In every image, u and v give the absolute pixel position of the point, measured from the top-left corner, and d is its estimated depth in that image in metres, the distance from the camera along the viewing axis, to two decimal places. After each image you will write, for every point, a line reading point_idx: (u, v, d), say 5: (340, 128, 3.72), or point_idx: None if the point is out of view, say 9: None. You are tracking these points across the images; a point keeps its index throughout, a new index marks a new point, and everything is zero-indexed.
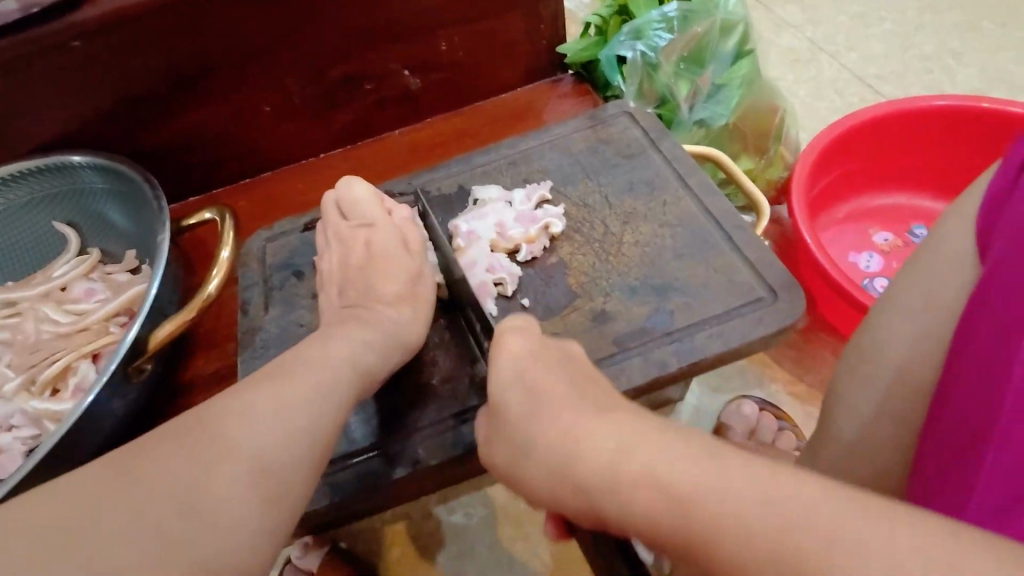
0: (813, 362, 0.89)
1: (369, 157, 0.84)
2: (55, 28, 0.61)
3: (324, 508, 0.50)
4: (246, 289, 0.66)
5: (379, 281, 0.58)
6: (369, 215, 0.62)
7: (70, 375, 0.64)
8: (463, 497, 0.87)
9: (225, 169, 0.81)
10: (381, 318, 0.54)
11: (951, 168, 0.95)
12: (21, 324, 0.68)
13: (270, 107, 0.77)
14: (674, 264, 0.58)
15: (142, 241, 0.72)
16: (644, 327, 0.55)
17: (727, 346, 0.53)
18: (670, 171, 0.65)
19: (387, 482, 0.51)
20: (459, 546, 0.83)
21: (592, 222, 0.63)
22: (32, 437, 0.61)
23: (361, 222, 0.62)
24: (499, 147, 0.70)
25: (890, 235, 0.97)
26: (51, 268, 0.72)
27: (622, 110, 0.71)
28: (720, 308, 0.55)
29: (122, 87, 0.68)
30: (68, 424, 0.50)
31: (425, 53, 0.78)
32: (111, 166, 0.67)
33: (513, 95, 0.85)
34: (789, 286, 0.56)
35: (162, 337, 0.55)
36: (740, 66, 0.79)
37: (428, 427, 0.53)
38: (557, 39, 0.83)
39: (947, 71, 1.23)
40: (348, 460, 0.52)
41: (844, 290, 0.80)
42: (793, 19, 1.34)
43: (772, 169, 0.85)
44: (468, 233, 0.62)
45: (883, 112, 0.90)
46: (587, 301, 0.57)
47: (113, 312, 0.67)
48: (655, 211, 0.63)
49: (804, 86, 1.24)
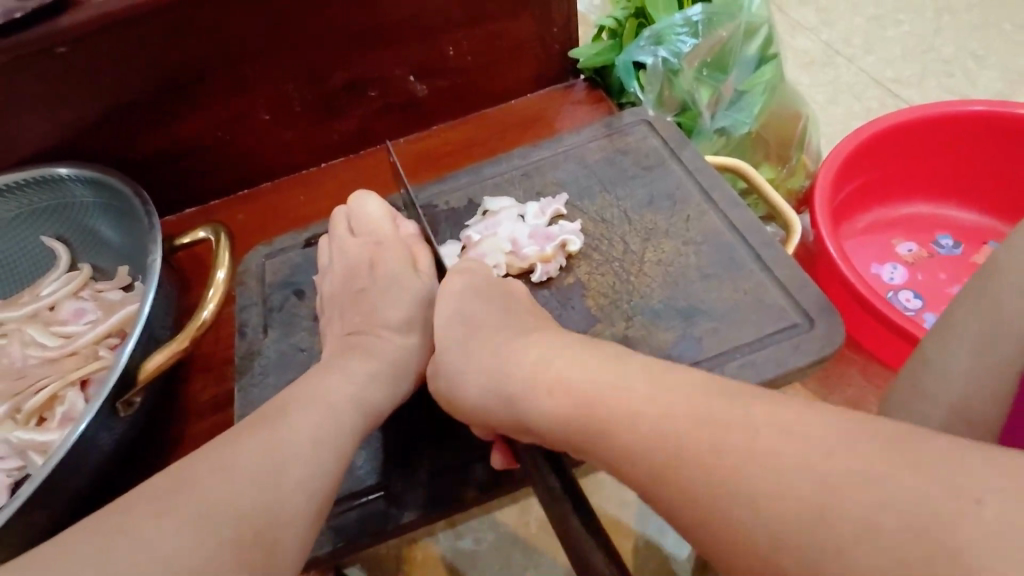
0: (838, 379, 0.85)
1: (372, 167, 0.80)
2: (38, 33, 0.57)
3: (327, 554, 0.47)
4: (244, 310, 0.62)
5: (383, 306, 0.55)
6: (375, 236, 0.60)
7: (58, 403, 0.60)
8: (472, 522, 0.83)
9: (222, 180, 0.77)
10: (387, 346, 0.51)
11: (978, 175, 0.91)
12: (7, 347, 0.65)
13: (269, 116, 0.73)
14: (700, 285, 0.55)
15: (135, 257, 0.68)
16: (669, 354, 0.51)
17: (760, 375, 0.49)
18: (692, 183, 0.62)
19: (396, 525, 0.47)
20: (468, 573, 0.80)
21: (612, 239, 0.59)
22: (17, 470, 0.58)
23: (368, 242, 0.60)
24: (511, 157, 0.67)
25: (915, 246, 0.94)
26: (39, 286, 0.68)
27: (639, 118, 0.67)
28: (751, 334, 0.51)
29: (112, 97, 0.65)
30: (52, 463, 0.47)
31: (431, 59, 0.75)
32: (101, 179, 0.64)
33: (522, 101, 0.82)
34: (825, 310, 0.52)
35: (153, 366, 0.51)
36: (763, 70, 0.75)
37: (438, 464, 0.49)
38: (569, 43, 0.79)
39: (968, 72, 1.19)
40: (354, 501, 0.48)
41: (873, 305, 0.76)
42: (807, 20, 1.30)
43: (795, 178, 0.82)
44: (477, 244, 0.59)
45: (910, 118, 0.86)
46: (608, 325, 0.54)
47: (104, 334, 0.63)
48: (678, 227, 0.59)
49: (820, 88, 1.20)
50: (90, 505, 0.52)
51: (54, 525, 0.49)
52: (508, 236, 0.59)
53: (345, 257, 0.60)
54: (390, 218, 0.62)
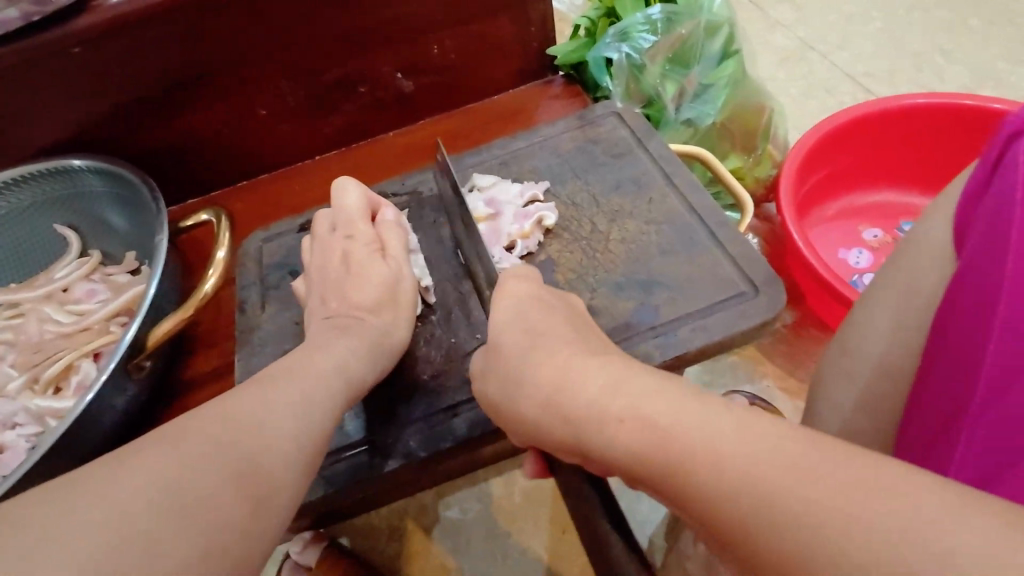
0: (805, 356, 0.91)
1: (363, 158, 0.85)
2: (55, 35, 0.62)
3: (318, 499, 0.52)
4: (244, 289, 0.67)
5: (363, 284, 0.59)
6: (348, 226, 0.62)
7: (73, 374, 0.66)
8: (460, 493, 0.88)
9: (223, 172, 0.83)
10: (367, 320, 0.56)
11: (938, 163, 0.96)
12: (24, 325, 0.70)
13: (265, 111, 0.78)
14: (659, 260, 0.60)
15: (142, 242, 0.74)
16: (629, 321, 0.56)
17: (710, 339, 0.54)
18: (656, 169, 0.67)
19: (380, 474, 0.52)
20: (456, 540, 0.85)
21: (581, 220, 0.64)
22: (36, 434, 0.63)
23: (341, 231, 0.62)
24: (490, 147, 0.72)
25: (879, 231, 0.99)
26: (53, 270, 0.74)
27: (610, 110, 0.73)
28: (703, 302, 0.56)
29: (121, 93, 0.70)
30: (71, 419, 0.52)
31: (417, 57, 0.80)
32: (112, 169, 0.69)
33: (503, 96, 0.87)
34: (770, 280, 0.57)
35: (161, 334, 0.56)
36: (726, 65, 0.80)
37: (419, 420, 0.54)
38: (547, 42, 0.84)
39: (937, 68, 1.24)
40: (343, 453, 0.53)
41: (832, 284, 0.81)
42: (784, 19, 1.35)
43: (760, 167, 0.87)
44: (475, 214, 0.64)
45: (871, 110, 0.91)
46: (575, 297, 0.59)
47: (115, 312, 0.69)
48: (641, 209, 0.64)
49: (795, 84, 1.25)
50: None
51: None
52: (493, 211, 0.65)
53: (322, 244, 0.62)
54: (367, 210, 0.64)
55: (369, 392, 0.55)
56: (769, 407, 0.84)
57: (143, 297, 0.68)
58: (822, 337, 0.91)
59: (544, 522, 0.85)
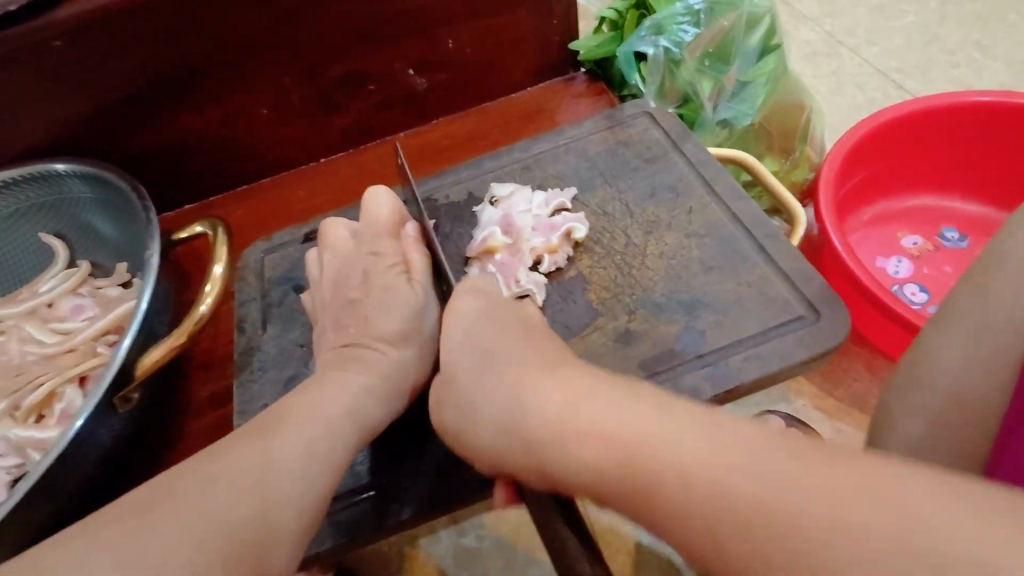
0: (843, 373, 0.85)
1: (372, 161, 0.79)
2: (33, 28, 0.57)
3: (327, 551, 0.46)
4: (243, 306, 0.62)
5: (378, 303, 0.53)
6: (373, 243, 0.56)
7: (57, 399, 0.60)
8: (474, 519, 0.82)
9: (220, 176, 0.77)
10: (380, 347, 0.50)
11: (984, 166, 0.90)
12: (5, 344, 0.64)
13: (266, 110, 0.72)
14: (702, 277, 0.54)
15: (133, 253, 0.68)
16: (672, 347, 0.50)
17: (765, 369, 0.48)
18: (695, 175, 0.61)
19: (395, 522, 0.47)
20: (471, 571, 0.79)
21: (613, 232, 0.58)
22: (16, 467, 0.57)
23: (364, 248, 0.56)
24: (511, 150, 0.66)
25: (920, 238, 0.93)
26: (38, 283, 0.68)
27: (640, 109, 0.67)
28: (755, 326, 0.51)
29: (109, 91, 0.64)
30: (49, 460, 0.46)
31: (430, 52, 0.74)
32: (99, 175, 0.63)
33: (522, 94, 0.81)
34: (829, 301, 0.51)
35: (151, 361, 0.51)
36: (766, 61, 0.74)
37: (438, 460, 0.49)
38: (570, 36, 0.78)
39: (975, 64, 1.17)
40: (352, 498, 0.48)
41: (879, 298, 0.75)
42: (811, 12, 1.29)
43: (799, 170, 0.81)
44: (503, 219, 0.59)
45: (915, 109, 0.85)
46: (610, 319, 0.53)
47: (103, 330, 0.63)
48: (680, 220, 0.58)
49: (824, 81, 1.19)
50: (89, 503, 0.52)
51: (53, 524, 0.49)
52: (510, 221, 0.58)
53: (338, 261, 0.57)
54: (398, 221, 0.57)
55: (383, 429, 0.49)
56: (807, 429, 0.79)
57: (133, 314, 0.63)
58: (862, 354, 0.85)
59: None
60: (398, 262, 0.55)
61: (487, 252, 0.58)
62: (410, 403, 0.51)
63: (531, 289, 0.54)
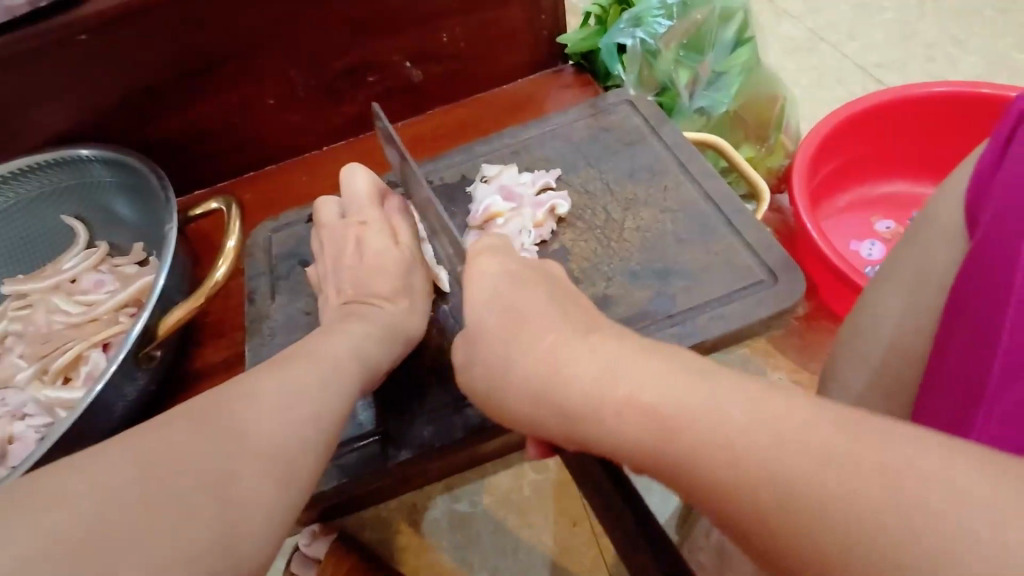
0: (818, 348, 0.89)
1: (371, 148, 0.84)
2: (61, 21, 0.62)
3: (331, 489, 0.51)
4: (253, 278, 0.67)
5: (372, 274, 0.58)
6: (360, 213, 0.61)
7: (82, 364, 0.65)
8: (469, 485, 0.87)
9: (230, 162, 0.82)
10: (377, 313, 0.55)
11: (952, 154, 0.95)
12: (32, 316, 0.70)
13: (274, 100, 0.77)
14: (674, 248, 0.59)
15: (150, 233, 0.73)
16: (645, 310, 0.55)
17: (729, 327, 0.53)
18: (670, 156, 0.66)
19: (393, 464, 0.52)
20: (466, 533, 0.84)
21: (594, 209, 0.63)
22: (45, 425, 0.63)
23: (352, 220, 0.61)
24: (501, 136, 0.71)
25: (892, 223, 0.98)
26: (61, 260, 0.73)
27: (622, 98, 0.72)
28: (721, 290, 0.56)
29: (128, 81, 0.69)
30: (81, 409, 0.51)
31: (426, 45, 0.79)
32: (121, 159, 0.68)
33: (514, 85, 0.86)
34: (789, 268, 0.56)
35: (171, 323, 0.56)
36: (741, 52, 0.79)
37: (433, 411, 0.54)
38: (558, 29, 0.83)
39: (950, 58, 1.22)
40: (354, 443, 0.53)
41: (848, 275, 0.80)
42: (794, 9, 1.34)
43: (774, 156, 0.86)
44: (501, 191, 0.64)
45: (885, 99, 0.90)
46: (589, 285, 0.58)
47: (124, 302, 0.68)
48: (656, 197, 0.63)
49: (806, 75, 1.24)
50: None
51: None
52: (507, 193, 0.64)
53: (332, 232, 0.61)
54: (378, 193, 0.63)
55: (380, 384, 0.54)
56: None
57: (152, 287, 0.68)
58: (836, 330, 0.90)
59: (554, 515, 0.84)
60: (387, 229, 0.60)
61: (489, 220, 0.63)
62: (406, 361, 0.56)
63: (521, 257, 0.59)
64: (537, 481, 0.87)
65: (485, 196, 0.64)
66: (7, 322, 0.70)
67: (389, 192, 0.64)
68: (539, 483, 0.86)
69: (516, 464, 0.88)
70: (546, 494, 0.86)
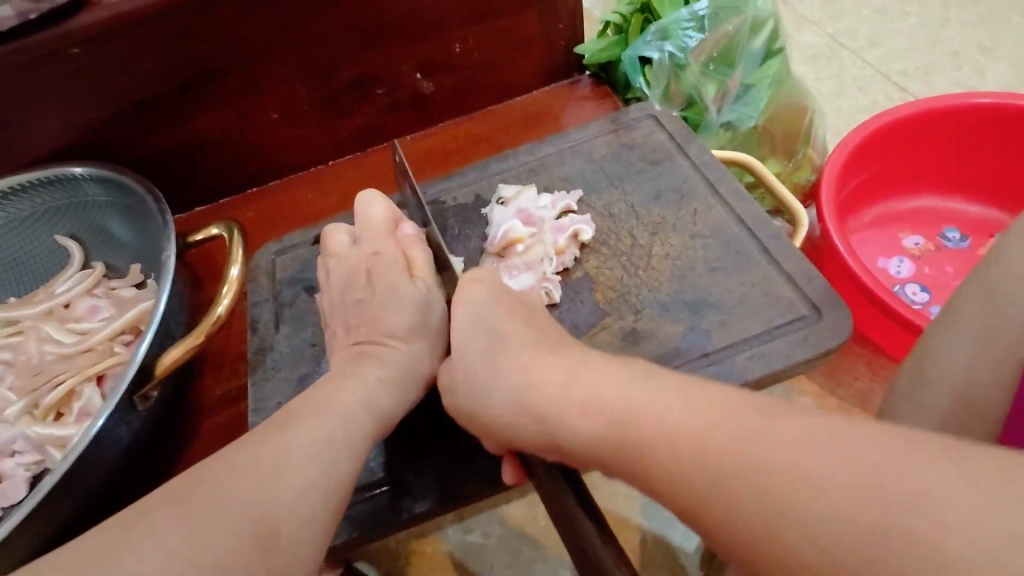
0: (846, 372, 0.85)
1: (380, 163, 0.81)
2: (52, 34, 0.58)
3: (343, 543, 0.48)
4: (256, 306, 0.63)
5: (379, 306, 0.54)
6: (373, 242, 0.57)
7: (75, 397, 0.61)
8: (481, 516, 0.83)
9: (232, 179, 0.78)
10: (387, 351, 0.51)
11: (985, 167, 0.91)
12: (24, 344, 0.66)
13: (277, 114, 0.74)
14: (707, 278, 0.55)
15: (147, 255, 0.69)
16: (678, 346, 0.52)
17: (769, 367, 0.49)
18: (699, 177, 0.62)
19: (408, 515, 0.48)
20: (477, 567, 0.80)
21: (619, 233, 0.59)
22: (36, 464, 0.59)
23: (365, 248, 0.57)
24: (518, 153, 0.67)
25: (921, 239, 0.94)
26: (54, 283, 0.69)
27: (645, 113, 0.68)
28: (760, 325, 0.52)
29: (125, 97, 0.66)
30: (72, 457, 0.48)
31: (438, 56, 0.75)
32: (116, 178, 0.65)
33: (529, 97, 0.82)
34: (832, 300, 0.52)
35: (170, 361, 0.52)
36: (769, 64, 0.75)
37: (452, 455, 0.50)
38: (575, 39, 0.79)
39: (976, 65, 1.18)
40: (366, 493, 0.49)
41: (882, 299, 0.75)
42: (813, 14, 1.30)
43: (801, 171, 0.82)
44: (521, 213, 0.60)
45: (916, 111, 0.86)
46: (616, 318, 0.54)
47: (119, 330, 0.64)
48: (685, 221, 0.59)
49: (826, 82, 1.20)
50: (109, 499, 0.53)
51: (76, 518, 0.50)
52: (525, 216, 0.60)
53: (340, 263, 0.58)
54: (392, 222, 0.59)
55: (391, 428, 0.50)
56: None
57: (149, 314, 0.64)
58: (865, 353, 0.86)
59: None
60: (401, 260, 0.56)
61: (510, 245, 0.59)
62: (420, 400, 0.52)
63: (548, 285, 0.56)
64: None
65: (503, 219, 0.60)
66: None
67: (404, 219, 0.60)
68: None
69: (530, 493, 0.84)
70: None
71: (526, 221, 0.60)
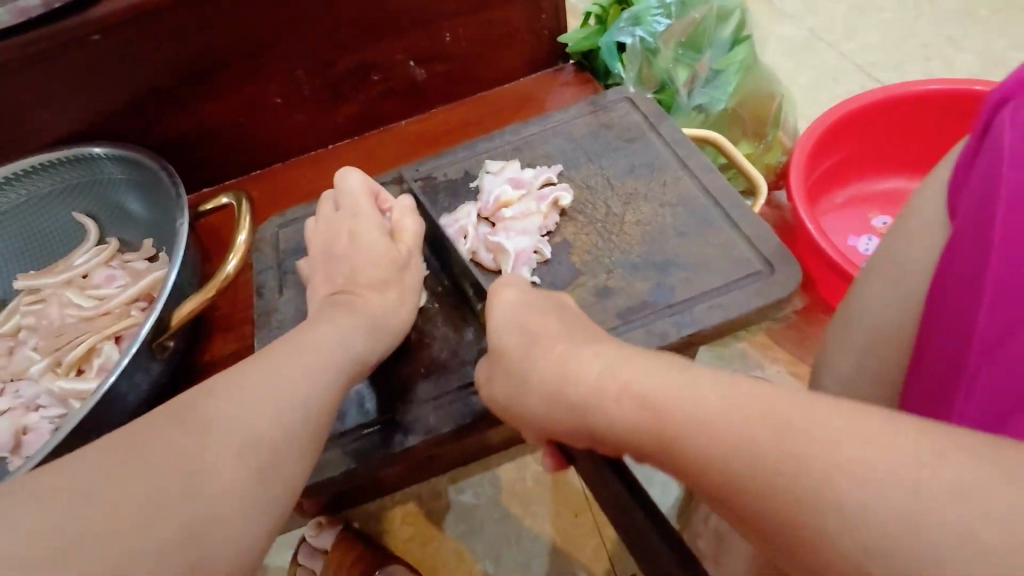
0: (815, 341, 0.91)
1: (377, 146, 0.86)
2: (75, 23, 0.63)
3: (340, 475, 0.53)
4: (261, 274, 0.68)
5: (355, 268, 0.59)
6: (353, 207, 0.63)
7: (94, 357, 0.67)
8: (472, 478, 0.88)
9: (238, 161, 0.84)
10: (361, 303, 0.56)
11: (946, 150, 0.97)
12: (45, 310, 0.71)
13: (280, 100, 0.79)
14: (674, 241, 0.60)
15: (159, 230, 0.75)
16: (645, 300, 0.57)
17: (726, 317, 0.55)
18: (669, 152, 0.67)
19: (398, 450, 0.54)
20: (469, 525, 0.85)
21: (595, 203, 0.65)
22: (59, 416, 0.64)
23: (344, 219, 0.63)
24: (504, 133, 0.73)
25: (888, 218, 0.99)
26: (73, 257, 0.74)
27: (622, 96, 0.73)
28: (719, 281, 0.57)
29: (140, 82, 0.71)
30: (96, 400, 0.53)
31: (429, 46, 0.81)
32: (132, 156, 0.70)
33: (516, 85, 0.88)
34: (786, 260, 0.58)
35: (183, 315, 0.57)
36: (737, 51, 0.81)
37: (437, 397, 0.56)
38: (558, 30, 0.85)
39: (946, 57, 1.24)
40: (362, 431, 0.54)
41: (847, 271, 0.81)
42: (793, 10, 1.35)
43: (771, 153, 0.87)
44: (512, 178, 0.66)
45: (883, 97, 0.91)
46: (591, 277, 0.59)
47: (135, 296, 0.70)
48: (655, 192, 0.64)
49: (803, 74, 1.26)
50: None
51: None
52: (515, 182, 0.66)
53: (327, 227, 0.63)
54: (371, 192, 0.65)
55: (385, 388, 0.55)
56: None
57: (162, 282, 0.69)
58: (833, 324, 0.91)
59: (556, 507, 0.85)
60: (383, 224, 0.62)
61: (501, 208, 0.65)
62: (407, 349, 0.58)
63: (537, 244, 0.61)
64: (539, 473, 0.87)
65: (494, 185, 0.66)
66: (20, 317, 0.72)
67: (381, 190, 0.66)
68: (541, 476, 0.87)
69: (518, 457, 0.89)
70: (548, 486, 0.87)
71: (516, 186, 0.66)
